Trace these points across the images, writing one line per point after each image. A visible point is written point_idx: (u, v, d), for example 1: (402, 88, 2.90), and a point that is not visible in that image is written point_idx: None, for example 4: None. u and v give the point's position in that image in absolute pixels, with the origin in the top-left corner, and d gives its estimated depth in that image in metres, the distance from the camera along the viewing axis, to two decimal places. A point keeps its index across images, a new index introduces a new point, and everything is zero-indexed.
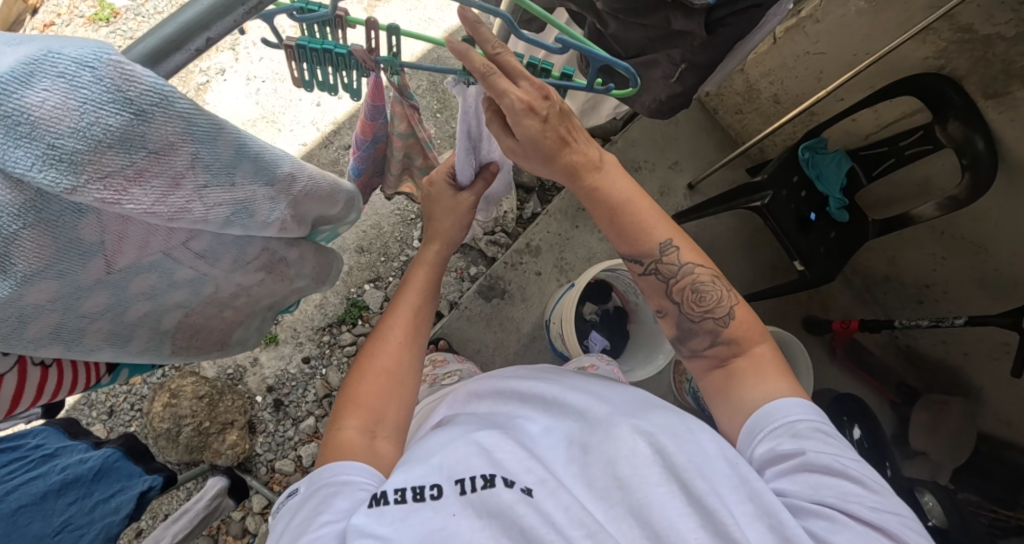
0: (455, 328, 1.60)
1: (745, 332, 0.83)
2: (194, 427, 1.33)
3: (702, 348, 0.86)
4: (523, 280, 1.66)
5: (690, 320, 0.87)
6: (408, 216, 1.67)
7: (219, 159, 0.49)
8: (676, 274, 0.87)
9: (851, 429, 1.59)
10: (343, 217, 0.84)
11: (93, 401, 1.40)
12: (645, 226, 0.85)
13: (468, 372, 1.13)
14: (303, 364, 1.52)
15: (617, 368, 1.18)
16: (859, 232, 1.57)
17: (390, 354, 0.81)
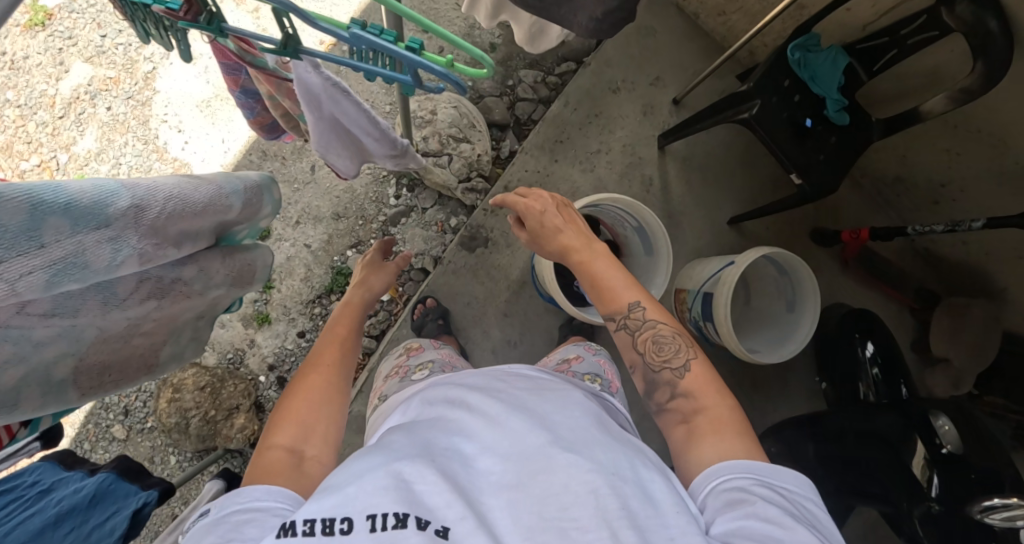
0: (443, 284, 1.56)
1: (700, 388, 0.92)
2: (201, 417, 1.37)
3: (665, 401, 0.93)
4: (506, 225, 1.60)
5: (652, 370, 0.96)
6: (380, 173, 1.61)
7: (9, 229, 0.46)
8: (640, 328, 0.98)
9: (863, 346, 1.55)
10: (254, 214, 0.78)
11: (108, 404, 1.43)
12: (615, 287, 1.01)
13: (443, 359, 1.13)
14: (299, 339, 1.52)
15: (603, 361, 1.20)
16: (862, 135, 1.43)
17: (321, 372, 0.93)
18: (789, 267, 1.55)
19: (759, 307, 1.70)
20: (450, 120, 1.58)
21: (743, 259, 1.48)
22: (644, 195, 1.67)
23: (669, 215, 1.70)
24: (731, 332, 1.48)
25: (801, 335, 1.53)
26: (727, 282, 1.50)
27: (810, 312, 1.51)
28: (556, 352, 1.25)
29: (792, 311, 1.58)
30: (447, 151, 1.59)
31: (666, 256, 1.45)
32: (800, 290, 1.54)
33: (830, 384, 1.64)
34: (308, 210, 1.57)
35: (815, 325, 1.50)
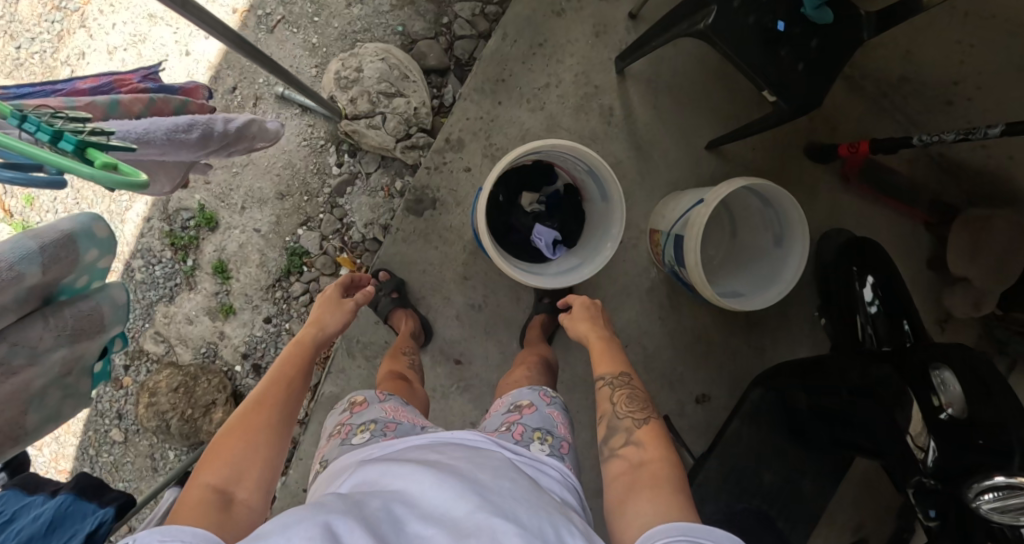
0: (394, 254, 1.49)
1: (653, 440, 1.07)
2: (179, 417, 1.43)
3: (618, 447, 1.09)
4: (453, 181, 1.51)
5: (617, 418, 1.13)
6: (316, 143, 1.53)
7: None
8: (620, 385, 1.18)
9: (862, 283, 1.39)
10: (71, 261, 0.74)
11: (103, 411, 1.53)
12: (612, 356, 1.25)
13: (385, 417, 0.96)
14: (267, 324, 1.54)
15: (558, 413, 1.02)
16: (850, 33, 1.21)
17: (262, 413, 0.92)
18: (775, 201, 1.39)
19: (746, 242, 1.53)
20: (378, 76, 1.48)
21: (717, 195, 1.31)
22: (603, 131, 1.53)
23: (635, 149, 1.54)
24: (702, 279, 1.34)
25: (790, 272, 1.38)
26: (697, 223, 1.33)
27: (799, 249, 1.36)
28: (504, 397, 1.07)
29: (780, 246, 1.42)
30: (380, 110, 1.48)
31: (621, 205, 1.32)
32: (789, 224, 1.38)
33: (829, 321, 1.48)
34: (252, 193, 1.53)
35: (806, 261, 1.35)
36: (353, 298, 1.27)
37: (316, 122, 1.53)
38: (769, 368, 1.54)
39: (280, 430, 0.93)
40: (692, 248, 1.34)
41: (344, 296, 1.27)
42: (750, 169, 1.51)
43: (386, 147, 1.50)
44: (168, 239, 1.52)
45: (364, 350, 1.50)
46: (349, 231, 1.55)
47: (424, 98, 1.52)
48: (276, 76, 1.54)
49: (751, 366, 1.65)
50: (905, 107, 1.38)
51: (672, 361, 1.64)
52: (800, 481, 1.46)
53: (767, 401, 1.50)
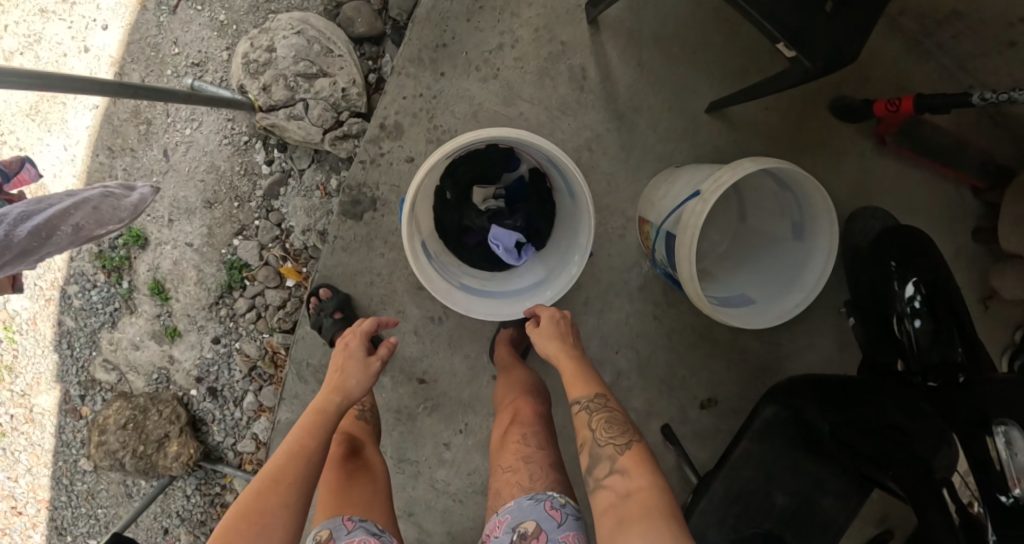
0: (336, 266, 1.29)
1: (639, 469, 0.92)
2: (132, 455, 1.36)
3: (602, 475, 0.94)
4: (397, 174, 1.27)
5: (597, 446, 0.97)
6: (239, 141, 1.32)
7: None
8: (598, 409, 1.00)
9: (902, 283, 1.17)
10: None
11: (69, 442, 1.49)
12: (582, 375, 1.05)
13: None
14: (216, 345, 1.41)
15: (572, 535, 0.90)
16: None
17: (274, 501, 0.86)
18: (793, 184, 1.11)
19: (760, 228, 1.25)
20: (294, 54, 1.24)
21: (717, 187, 1.01)
22: (574, 98, 1.26)
23: (614, 118, 1.26)
24: (697, 295, 1.05)
25: (816, 275, 1.12)
26: (691, 224, 1.03)
27: (824, 245, 1.10)
28: (504, 516, 0.94)
29: (802, 239, 1.15)
30: (301, 96, 1.25)
31: (587, 211, 1.04)
32: (812, 209, 1.11)
33: (857, 322, 1.26)
34: (177, 203, 1.35)
35: (835, 257, 1.08)
36: (377, 356, 1.12)
37: (237, 117, 1.32)
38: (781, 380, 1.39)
39: (294, 517, 0.87)
40: (685, 254, 1.04)
41: (369, 356, 1.12)
42: (768, 133, 1.28)
43: (315, 140, 1.27)
44: (99, 261, 1.39)
45: (316, 373, 1.34)
46: (289, 237, 1.35)
47: (352, 74, 1.27)
48: (185, 65, 1.34)
49: (763, 362, 1.43)
50: (953, 49, 1.20)
51: (672, 363, 1.42)
52: (819, 499, 1.15)
53: (782, 420, 1.15)
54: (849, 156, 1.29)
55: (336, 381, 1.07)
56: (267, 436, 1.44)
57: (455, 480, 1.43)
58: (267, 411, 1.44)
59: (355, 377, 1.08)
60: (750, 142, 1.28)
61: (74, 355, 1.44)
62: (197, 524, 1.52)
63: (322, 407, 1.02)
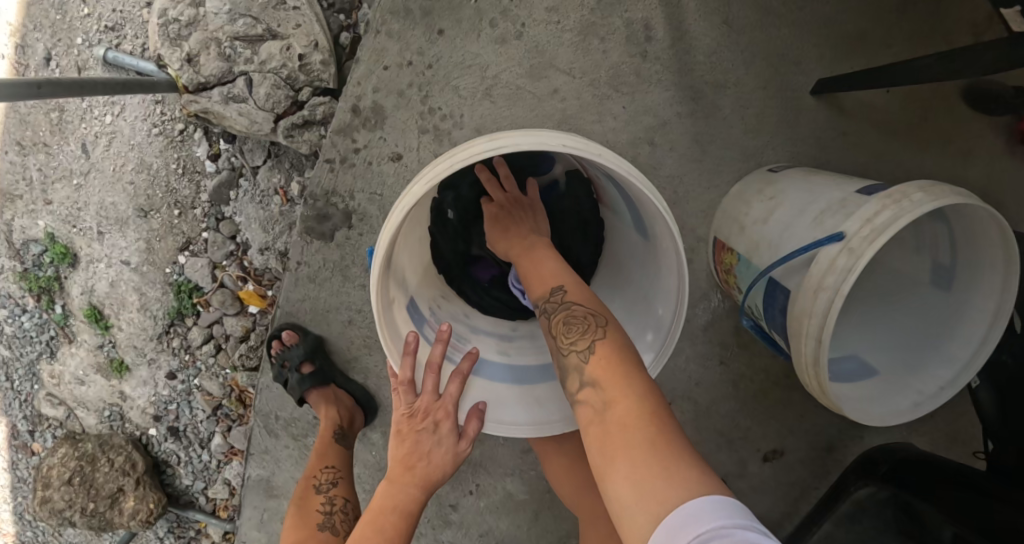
0: (301, 297, 0.97)
1: (613, 374, 0.58)
2: (82, 514, 1.14)
3: (575, 397, 0.61)
4: (376, 177, 0.91)
5: (563, 359, 0.63)
6: (174, 132, 0.99)
7: None
8: (551, 309, 0.65)
9: None
10: None
11: (24, 479, 1.28)
12: (535, 273, 0.69)
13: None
14: (171, 381, 1.14)
15: None
16: None
17: None
18: (956, 214, 0.75)
19: (891, 262, 0.89)
20: (229, 11, 0.88)
21: (876, 232, 0.63)
22: (628, 69, 0.86)
23: (686, 99, 0.86)
24: (821, 387, 0.70)
25: (969, 350, 0.79)
26: (825, 285, 0.65)
27: (989, 304, 0.76)
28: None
29: (947, 292, 0.81)
30: (240, 70, 0.89)
31: (670, 272, 0.66)
32: (978, 249, 0.75)
33: (992, 390, 0.90)
34: (105, 211, 1.04)
35: (1007, 322, 0.75)
36: (467, 437, 0.71)
37: (168, 98, 0.99)
38: (878, 446, 1.05)
39: None
40: (808, 327, 0.68)
41: (457, 437, 0.71)
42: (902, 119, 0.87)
43: (267, 132, 0.92)
44: (24, 283, 1.11)
45: (289, 428, 1.07)
46: (247, 253, 1.04)
47: (313, 35, 0.90)
48: (97, 30, 0.98)
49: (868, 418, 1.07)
50: None
51: (749, 420, 1.07)
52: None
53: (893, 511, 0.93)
54: None
55: (415, 464, 0.71)
56: (240, 485, 1.19)
57: None
58: (239, 455, 1.19)
59: (434, 467, 0.71)
60: (869, 132, 0.87)
61: (15, 389, 1.20)
62: None
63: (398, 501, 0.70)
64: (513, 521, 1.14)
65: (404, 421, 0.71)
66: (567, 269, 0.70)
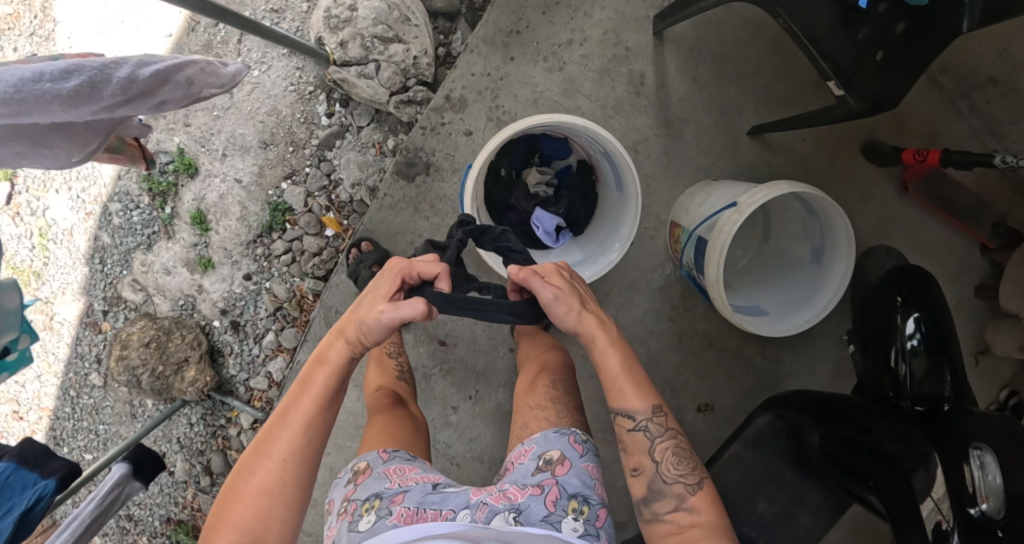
0: (380, 221, 1.35)
1: (712, 510, 0.83)
2: (150, 373, 1.39)
3: (663, 512, 0.85)
4: (451, 145, 1.32)
5: (663, 480, 0.86)
6: (305, 89, 1.37)
7: None
8: (661, 433, 0.88)
9: (904, 317, 1.17)
10: None
11: (82, 355, 1.50)
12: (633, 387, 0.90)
13: (391, 487, 0.86)
14: (246, 281, 1.46)
15: (593, 466, 0.90)
16: (947, 22, 0.94)
17: (269, 472, 0.83)
18: (817, 207, 1.16)
19: (784, 247, 1.28)
20: (374, 16, 1.26)
21: (754, 201, 1.11)
22: (627, 101, 1.29)
23: (662, 126, 1.29)
24: (720, 296, 1.15)
25: (825, 297, 1.18)
26: (724, 230, 1.13)
27: (840, 268, 1.15)
28: (530, 440, 0.94)
29: (819, 263, 1.20)
30: (373, 57, 1.29)
31: (635, 205, 1.12)
32: (830, 232, 1.16)
33: (858, 348, 1.28)
34: (233, 139, 1.40)
35: (848, 281, 1.15)
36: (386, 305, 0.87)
37: (305, 65, 1.37)
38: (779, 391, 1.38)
39: (294, 493, 0.84)
40: (715, 257, 1.15)
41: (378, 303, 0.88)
42: (801, 163, 1.28)
43: (377, 100, 1.32)
44: (146, 184, 1.42)
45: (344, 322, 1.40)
46: (336, 189, 1.41)
47: (425, 45, 1.31)
48: (263, 9, 1.38)
49: (769, 385, 1.44)
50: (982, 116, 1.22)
51: (683, 368, 1.43)
52: (797, 513, 1.24)
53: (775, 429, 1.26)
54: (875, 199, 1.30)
55: (343, 347, 0.91)
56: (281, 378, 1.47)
57: (457, 445, 1.45)
58: (285, 353, 1.47)
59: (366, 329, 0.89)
60: (785, 168, 1.29)
61: (105, 271, 1.47)
62: (195, 454, 1.55)
63: (308, 386, 0.89)
64: (499, 428, 1.46)
65: (347, 322, 0.92)
66: (650, 383, 0.91)
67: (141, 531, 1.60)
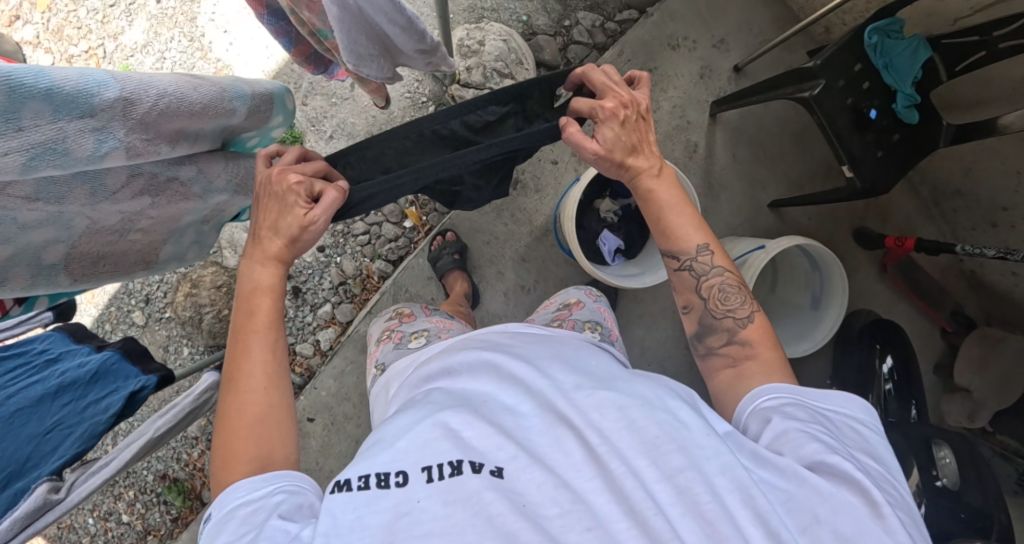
0: (464, 219, 1.58)
1: (763, 336, 0.89)
2: (214, 314, 1.44)
3: (718, 345, 0.90)
4: (538, 170, 1.59)
5: (712, 316, 0.92)
6: (419, 99, 1.58)
7: (76, 99, 0.54)
8: (707, 273, 0.92)
9: (882, 361, 1.52)
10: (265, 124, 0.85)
11: (132, 291, 1.51)
12: (685, 227, 0.92)
13: (435, 326, 1.09)
14: (319, 253, 1.61)
15: (603, 307, 1.13)
16: (928, 137, 1.35)
17: (253, 397, 0.74)
18: (821, 262, 1.48)
19: (790, 295, 1.61)
20: (497, 54, 1.52)
21: (779, 244, 1.38)
22: (684, 162, 1.59)
23: (706, 187, 1.61)
24: None
25: (824, 331, 1.47)
26: (754, 265, 1.39)
27: (835, 312, 1.46)
28: (554, 297, 1.20)
29: (817, 308, 1.52)
30: (490, 85, 1.53)
31: None
32: (830, 286, 1.47)
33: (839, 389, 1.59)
34: (343, 126, 1.55)
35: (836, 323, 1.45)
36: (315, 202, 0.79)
37: (423, 80, 1.59)
38: None
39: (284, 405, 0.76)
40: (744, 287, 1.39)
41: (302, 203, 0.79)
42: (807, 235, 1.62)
43: None
44: None
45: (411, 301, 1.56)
46: None
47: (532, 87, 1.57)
48: None
49: None
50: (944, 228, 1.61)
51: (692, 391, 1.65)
52: None
53: None
54: (858, 276, 1.64)
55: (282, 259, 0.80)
56: (330, 347, 1.59)
57: None
58: (338, 326, 1.60)
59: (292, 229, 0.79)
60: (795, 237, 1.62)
61: None
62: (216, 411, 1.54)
63: (256, 310, 0.78)
64: None
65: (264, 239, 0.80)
66: (700, 223, 0.93)
67: (129, 485, 1.52)
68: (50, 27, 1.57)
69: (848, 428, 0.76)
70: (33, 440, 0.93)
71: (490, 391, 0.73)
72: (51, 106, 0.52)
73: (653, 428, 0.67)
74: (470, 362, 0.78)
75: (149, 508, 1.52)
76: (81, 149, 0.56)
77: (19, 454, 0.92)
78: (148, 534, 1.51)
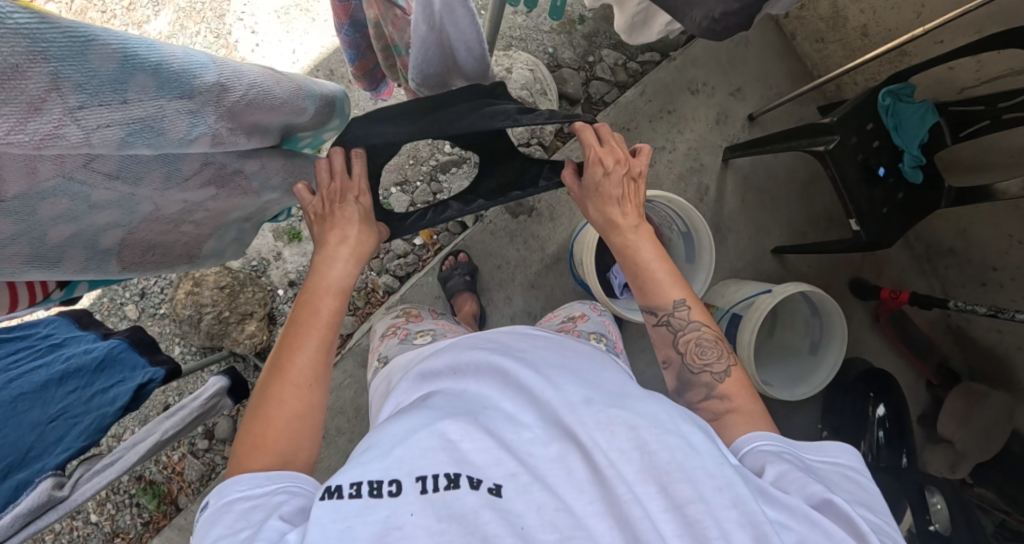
0: (478, 241, 1.57)
1: (742, 392, 0.86)
2: (214, 315, 1.37)
3: (697, 400, 0.89)
4: (553, 199, 1.60)
5: (690, 371, 0.90)
6: None
7: (176, 77, 0.51)
8: (685, 327, 0.91)
9: (875, 407, 1.55)
10: (324, 123, 0.83)
11: (126, 284, 1.44)
12: (663, 283, 0.92)
13: (440, 327, 1.07)
14: None
15: (608, 321, 1.13)
16: (932, 198, 1.41)
17: (296, 396, 0.71)
18: (822, 306, 1.52)
19: (789, 339, 1.65)
20: (523, 82, 1.53)
21: (784, 288, 1.41)
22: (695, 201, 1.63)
23: (714, 227, 1.65)
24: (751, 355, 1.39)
25: (821, 377, 1.50)
26: (760, 305, 1.41)
27: (833, 358, 1.49)
28: (558, 310, 1.18)
29: (815, 353, 1.56)
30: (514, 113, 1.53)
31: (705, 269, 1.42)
32: (829, 332, 1.51)
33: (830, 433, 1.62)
34: None
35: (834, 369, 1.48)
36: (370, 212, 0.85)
37: None
38: None
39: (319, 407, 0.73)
40: (749, 328, 1.41)
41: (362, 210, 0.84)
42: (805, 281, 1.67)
43: None
44: None
45: None
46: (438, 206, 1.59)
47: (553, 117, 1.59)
48: None
49: None
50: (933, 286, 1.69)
51: None
52: None
53: None
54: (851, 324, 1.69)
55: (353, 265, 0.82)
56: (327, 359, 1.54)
57: None
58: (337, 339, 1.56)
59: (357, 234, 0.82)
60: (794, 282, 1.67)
61: None
62: None
63: (318, 310, 0.76)
64: None
65: (333, 242, 0.81)
66: (680, 279, 0.93)
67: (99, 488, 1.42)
68: (73, 8, 1.53)
69: (845, 477, 0.75)
70: (36, 429, 0.87)
71: (491, 398, 0.69)
72: (153, 82, 0.50)
73: (664, 454, 0.61)
74: (475, 365, 0.74)
75: (120, 509, 1.41)
76: (174, 130, 0.53)
77: (21, 443, 0.85)
78: (115, 537, 1.41)
